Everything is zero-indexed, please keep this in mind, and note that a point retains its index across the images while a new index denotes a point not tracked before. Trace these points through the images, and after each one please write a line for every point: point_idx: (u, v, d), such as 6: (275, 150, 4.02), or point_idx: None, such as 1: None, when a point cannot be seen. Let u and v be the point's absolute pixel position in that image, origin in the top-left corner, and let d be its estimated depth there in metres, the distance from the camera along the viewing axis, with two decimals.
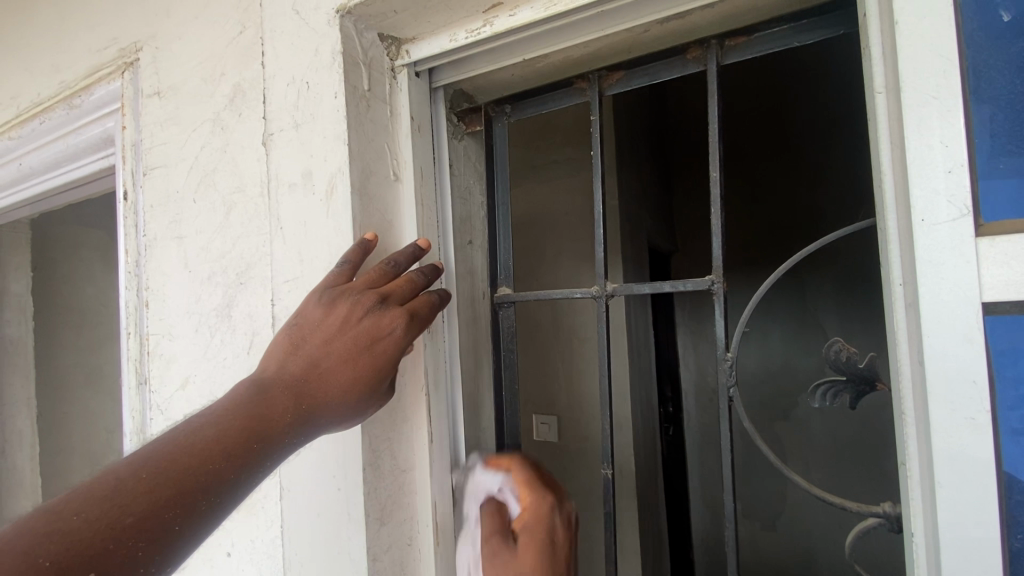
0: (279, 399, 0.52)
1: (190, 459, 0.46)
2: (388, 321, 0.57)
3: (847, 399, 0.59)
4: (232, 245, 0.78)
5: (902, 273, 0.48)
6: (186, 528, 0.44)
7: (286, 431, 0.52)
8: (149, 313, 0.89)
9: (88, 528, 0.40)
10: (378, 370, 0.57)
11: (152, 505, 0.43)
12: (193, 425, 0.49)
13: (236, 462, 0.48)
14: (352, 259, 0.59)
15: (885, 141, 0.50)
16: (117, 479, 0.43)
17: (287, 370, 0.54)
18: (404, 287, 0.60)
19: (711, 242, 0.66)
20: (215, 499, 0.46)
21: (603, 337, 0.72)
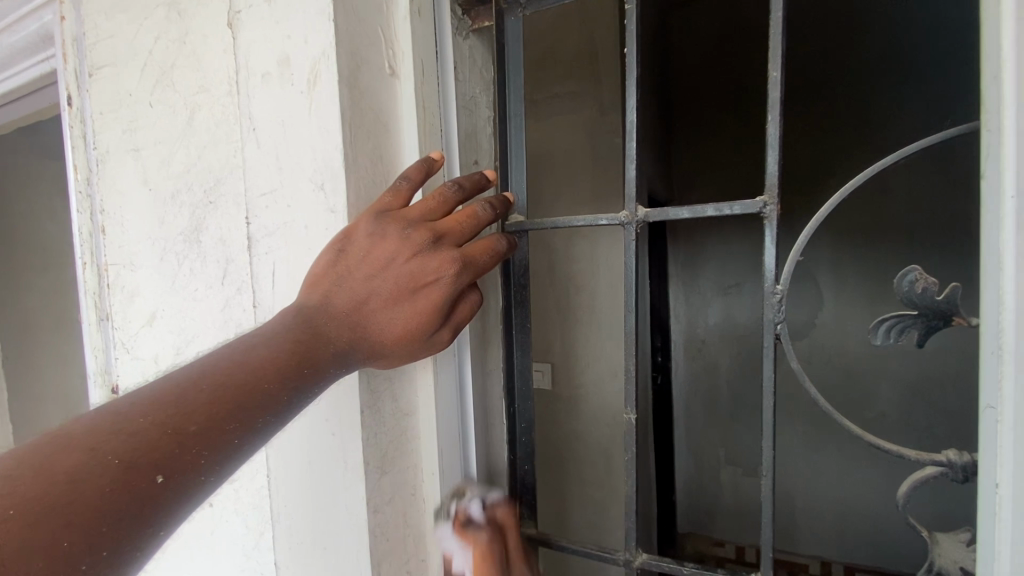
0: (333, 324, 0.48)
1: (250, 374, 0.42)
2: (437, 267, 0.50)
3: (915, 337, 0.52)
4: (198, 158, 0.66)
5: (1018, 182, 0.40)
6: (248, 443, 0.41)
7: (340, 358, 0.47)
8: (107, 240, 0.77)
9: (152, 430, 0.37)
10: (428, 319, 0.51)
11: (212, 415, 0.40)
12: (247, 340, 0.45)
13: (294, 382, 0.44)
14: (411, 178, 0.51)
15: (1009, 13, 0.40)
16: (177, 387, 0.40)
17: (340, 296, 0.49)
18: (462, 226, 0.52)
19: (766, 157, 0.57)
20: (273, 418, 0.43)
21: (632, 270, 0.63)
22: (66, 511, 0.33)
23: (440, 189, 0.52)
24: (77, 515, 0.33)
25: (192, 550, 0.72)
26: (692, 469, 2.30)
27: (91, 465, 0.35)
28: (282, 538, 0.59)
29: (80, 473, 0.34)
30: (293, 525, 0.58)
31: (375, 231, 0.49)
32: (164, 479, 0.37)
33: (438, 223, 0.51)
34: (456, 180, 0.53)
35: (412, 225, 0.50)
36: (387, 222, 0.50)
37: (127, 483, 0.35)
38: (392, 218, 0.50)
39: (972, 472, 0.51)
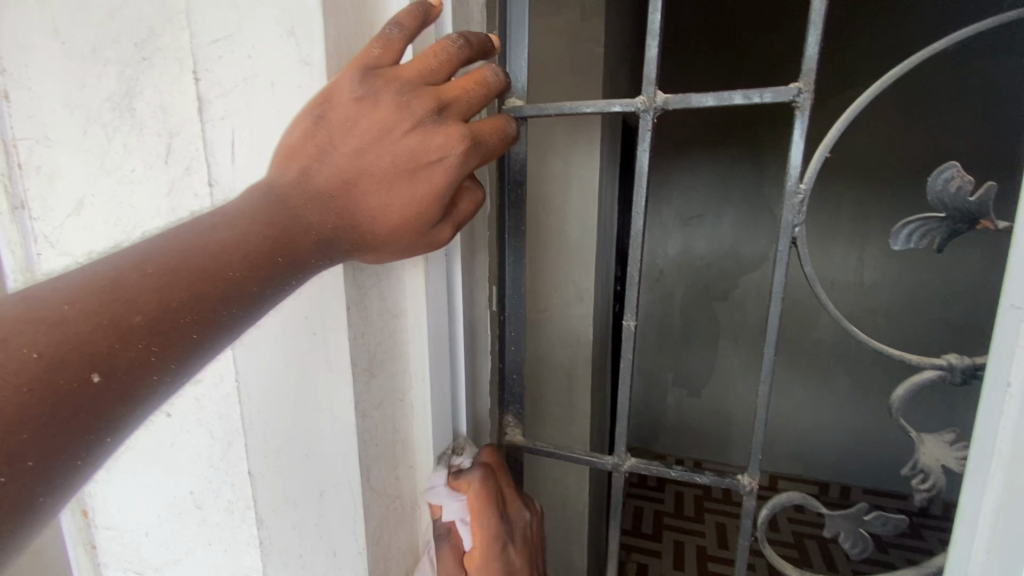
0: (310, 207, 0.40)
1: (207, 259, 0.35)
2: (443, 143, 0.42)
3: (936, 241, 0.50)
4: (125, 0, 0.53)
5: None
6: (210, 341, 0.34)
7: (321, 248, 0.40)
8: (11, 108, 0.63)
9: (84, 321, 0.30)
10: (431, 210, 0.43)
11: (160, 307, 0.32)
12: (203, 223, 0.37)
13: (265, 272, 0.37)
14: (403, 27, 0.41)
15: None
16: (115, 272, 0.33)
17: (318, 175, 0.40)
18: (468, 95, 0.43)
19: (808, 35, 0.50)
20: (240, 312, 0.36)
21: (645, 163, 0.57)
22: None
23: (441, 42, 0.42)
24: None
25: (146, 462, 0.67)
26: (642, 388, 2.39)
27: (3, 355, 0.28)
28: (253, 446, 0.54)
29: None
30: (268, 434, 0.53)
31: (362, 93, 0.40)
32: (104, 379, 0.30)
33: (441, 89, 0.42)
34: (461, 34, 0.43)
35: (409, 89, 0.41)
36: (378, 83, 0.40)
37: (54, 383, 0.28)
38: (383, 77, 0.41)
39: (972, 375, 0.51)
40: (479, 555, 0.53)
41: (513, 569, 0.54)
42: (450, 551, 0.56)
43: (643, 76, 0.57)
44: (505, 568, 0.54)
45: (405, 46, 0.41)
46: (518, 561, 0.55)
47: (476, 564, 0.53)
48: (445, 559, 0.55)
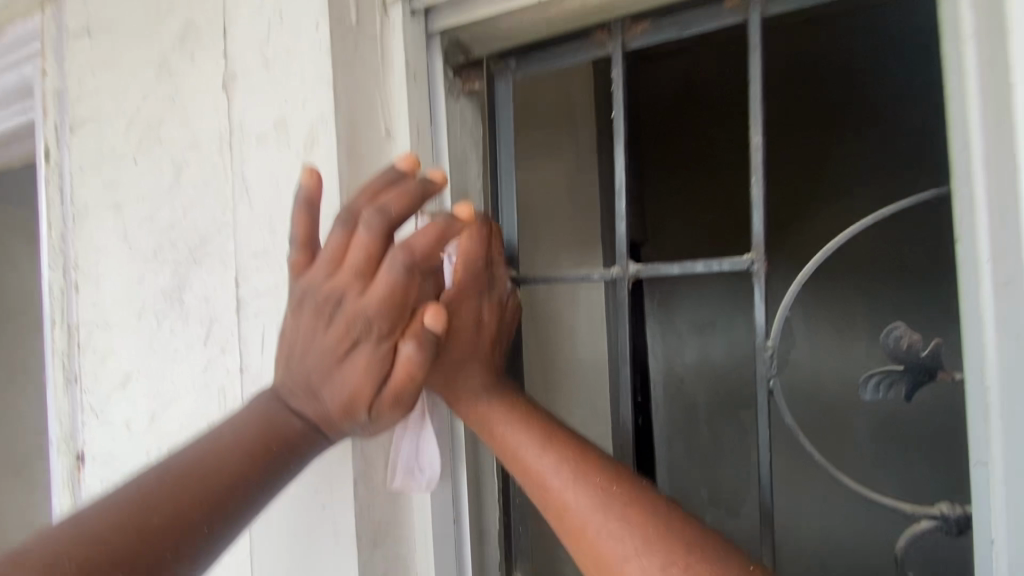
0: (294, 405, 0.48)
1: (216, 463, 0.44)
2: (348, 329, 0.45)
3: (902, 391, 0.54)
4: (184, 215, 0.65)
5: (992, 250, 0.43)
6: (217, 532, 0.42)
7: (306, 437, 0.48)
8: (79, 298, 0.74)
9: (116, 530, 0.39)
10: (364, 384, 0.47)
11: (175, 513, 0.41)
12: (214, 434, 0.46)
13: (261, 464, 0.45)
14: (300, 236, 0.45)
15: (974, 92, 0.43)
16: (143, 486, 0.42)
17: (296, 376, 0.48)
18: (353, 269, 0.44)
19: (752, 216, 0.58)
20: (243, 503, 0.44)
21: (625, 322, 0.66)
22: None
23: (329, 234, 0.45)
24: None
25: None
26: None
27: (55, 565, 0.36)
28: None
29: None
30: None
31: (340, 291, 0.44)
32: None
33: (335, 275, 0.45)
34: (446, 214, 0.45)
35: (315, 290, 0.45)
36: (355, 281, 0.44)
37: None
38: (359, 273, 0.44)
39: (966, 525, 0.51)
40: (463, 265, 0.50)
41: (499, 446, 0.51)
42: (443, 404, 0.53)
43: (616, 250, 0.66)
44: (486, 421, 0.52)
45: (310, 250, 0.46)
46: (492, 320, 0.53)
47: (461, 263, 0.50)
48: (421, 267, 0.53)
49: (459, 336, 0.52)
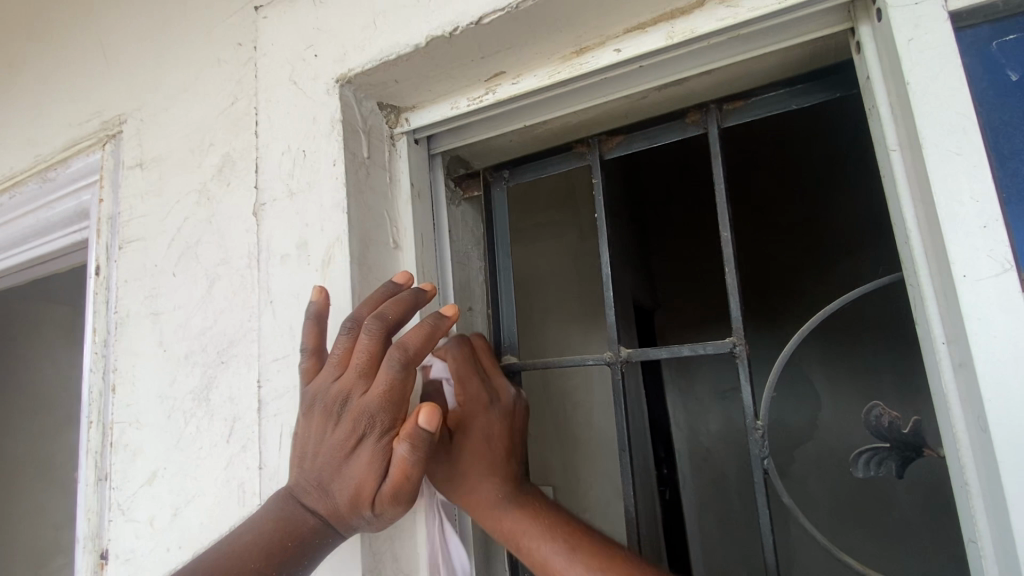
0: (307, 499, 0.50)
1: (231, 566, 0.48)
2: (353, 423, 0.49)
3: (893, 467, 0.55)
4: (214, 321, 0.72)
5: (946, 332, 0.46)
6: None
7: (319, 530, 0.50)
8: (115, 399, 0.80)
9: None
10: (367, 473, 0.49)
11: None
12: (238, 534, 0.50)
13: (275, 562, 0.48)
14: (312, 349, 0.53)
15: (906, 193, 0.49)
16: None
17: (306, 474, 0.50)
18: (354, 370, 0.49)
19: (729, 302, 0.63)
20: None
21: (621, 404, 0.70)
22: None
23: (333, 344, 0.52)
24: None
25: None
26: None
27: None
28: None
29: None
30: None
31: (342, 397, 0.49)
32: None
33: (338, 380, 0.50)
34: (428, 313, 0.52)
35: (323, 393, 0.50)
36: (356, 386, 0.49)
37: None
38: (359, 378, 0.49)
39: None
40: (464, 403, 0.58)
41: (496, 445, 0.58)
42: (438, 417, 0.59)
43: (608, 334, 0.72)
44: (486, 431, 0.58)
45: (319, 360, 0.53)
46: (500, 431, 0.58)
47: (463, 413, 0.58)
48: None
49: (467, 449, 0.57)
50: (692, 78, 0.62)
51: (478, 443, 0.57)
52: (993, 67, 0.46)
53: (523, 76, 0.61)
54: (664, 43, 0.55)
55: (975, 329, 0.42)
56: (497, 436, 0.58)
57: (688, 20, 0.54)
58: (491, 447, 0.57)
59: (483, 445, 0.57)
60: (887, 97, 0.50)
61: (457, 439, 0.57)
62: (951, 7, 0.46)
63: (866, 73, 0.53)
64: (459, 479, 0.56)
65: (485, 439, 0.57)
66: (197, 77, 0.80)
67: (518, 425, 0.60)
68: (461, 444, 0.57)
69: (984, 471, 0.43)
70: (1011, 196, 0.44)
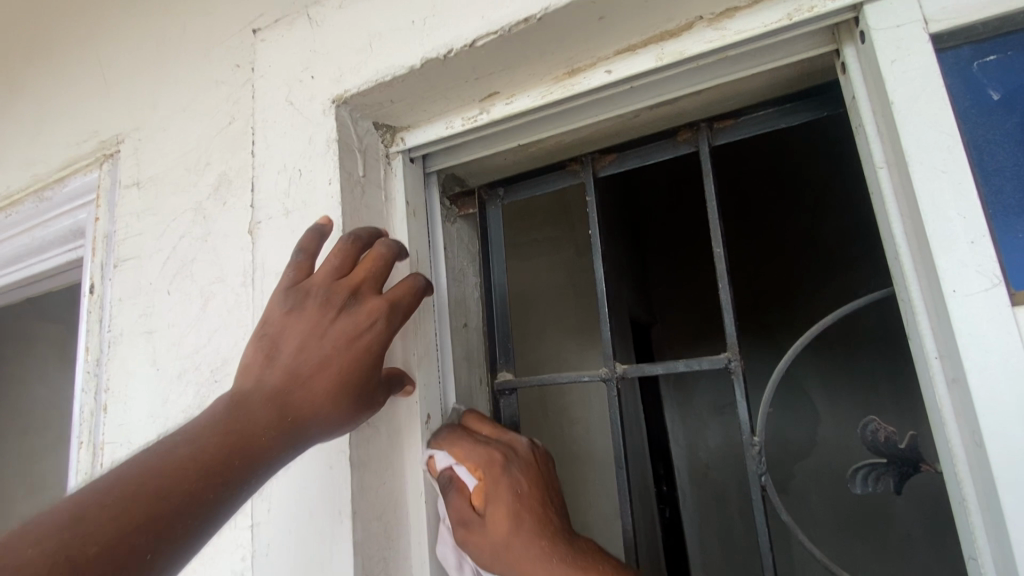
0: (261, 409, 0.45)
1: (165, 478, 0.39)
2: (369, 316, 0.52)
3: (891, 484, 0.55)
4: (208, 340, 0.71)
5: (938, 346, 0.46)
6: (160, 559, 0.37)
7: (277, 444, 0.45)
8: (107, 418, 0.79)
9: (44, 561, 0.33)
10: (361, 373, 0.51)
11: (117, 533, 0.36)
12: (165, 443, 0.41)
13: (222, 478, 0.41)
14: (306, 250, 0.54)
15: (894, 210, 0.49)
16: (78, 507, 0.36)
17: (268, 378, 0.48)
18: (370, 273, 0.53)
19: (724, 317, 0.63)
20: (195, 525, 0.39)
21: (617, 422, 0.70)
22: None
23: (336, 247, 0.54)
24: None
25: None
26: None
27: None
28: None
29: None
30: None
31: (339, 307, 0.51)
32: None
33: (346, 279, 0.53)
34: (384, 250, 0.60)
35: (327, 289, 0.52)
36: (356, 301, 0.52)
37: None
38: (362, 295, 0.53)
39: None
40: (485, 478, 0.56)
41: (524, 503, 0.55)
42: (460, 500, 0.55)
43: (604, 350, 0.72)
44: (514, 492, 0.55)
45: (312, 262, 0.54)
46: (528, 489, 0.56)
47: (487, 497, 0.55)
48: (454, 508, 0.55)
49: (497, 525, 0.54)
50: (682, 98, 0.63)
51: (509, 504, 0.54)
52: (975, 87, 0.47)
53: (516, 96, 0.62)
54: (654, 64, 0.56)
55: (966, 344, 0.42)
56: (525, 492, 0.56)
57: (678, 42, 0.55)
58: (520, 516, 0.54)
59: (511, 507, 0.54)
60: (873, 116, 0.52)
61: (487, 519, 0.54)
62: (931, 29, 0.47)
63: (851, 93, 0.54)
64: (506, 553, 0.52)
65: (514, 505, 0.54)
66: (196, 97, 0.81)
67: (544, 476, 0.60)
68: (493, 518, 0.54)
69: (983, 486, 0.43)
70: (997, 213, 0.44)
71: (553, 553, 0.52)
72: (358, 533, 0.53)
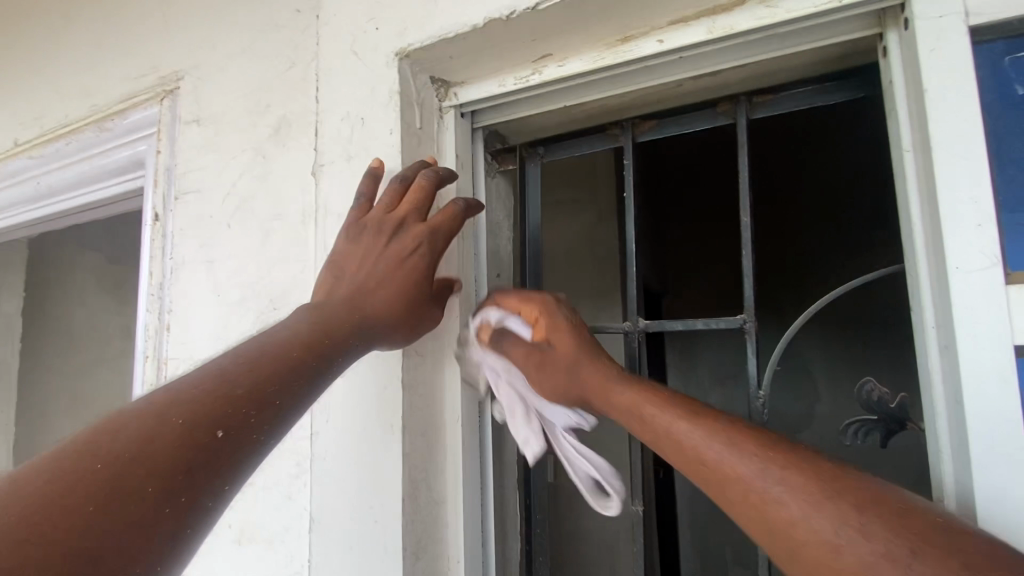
0: (340, 310, 0.56)
1: (278, 351, 0.49)
2: (413, 239, 0.59)
3: (878, 438, 0.61)
4: (268, 271, 0.78)
5: (936, 317, 0.52)
6: (286, 403, 0.47)
7: (353, 337, 0.55)
8: (170, 336, 0.88)
9: (207, 395, 0.44)
10: (416, 290, 0.60)
11: (252, 382, 0.46)
12: (268, 332, 0.52)
13: (317, 354, 0.51)
14: (365, 190, 0.62)
15: (915, 192, 0.54)
16: (219, 367, 0.47)
17: (336, 294, 0.57)
18: (414, 203, 0.60)
19: (743, 282, 0.69)
20: (306, 386, 0.49)
21: (636, 369, 0.77)
22: (145, 464, 0.39)
23: (387, 186, 0.62)
24: (151, 472, 0.39)
25: None
26: None
27: (159, 433, 0.41)
28: None
29: (152, 435, 0.40)
30: None
31: (390, 240, 0.60)
32: (224, 432, 0.43)
33: (394, 211, 0.61)
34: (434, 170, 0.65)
35: (380, 221, 0.60)
36: (405, 233, 0.60)
37: (190, 438, 0.41)
38: (408, 226, 0.60)
39: None
40: (538, 311, 0.61)
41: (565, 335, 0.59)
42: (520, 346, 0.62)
43: (628, 306, 0.79)
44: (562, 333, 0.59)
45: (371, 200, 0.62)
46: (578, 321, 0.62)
47: (548, 330, 0.60)
48: (518, 351, 0.62)
49: (561, 350, 0.59)
50: (725, 72, 0.66)
51: (561, 330, 0.60)
52: (1005, 80, 0.50)
53: (568, 59, 0.66)
54: (704, 37, 0.59)
55: (962, 316, 0.47)
56: (568, 330, 0.59)
57: (729, 17, 0.58)
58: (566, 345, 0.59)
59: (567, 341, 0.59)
60: (906, 101, 0.55)
61: (552, 347, 0.59)
62: (972, 22, 0.50)
63: (889, 77, 0.57)
64: (578, 391, 0.58)
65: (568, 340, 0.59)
66: (256, 40, 0.84)
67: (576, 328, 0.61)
68: (557, 342, 0.59)
69: (957, 441, 0.49)
70: (1006, 200, 0.49)
71: (612, 377, 0.55)
72: (406, 444, 0.61)
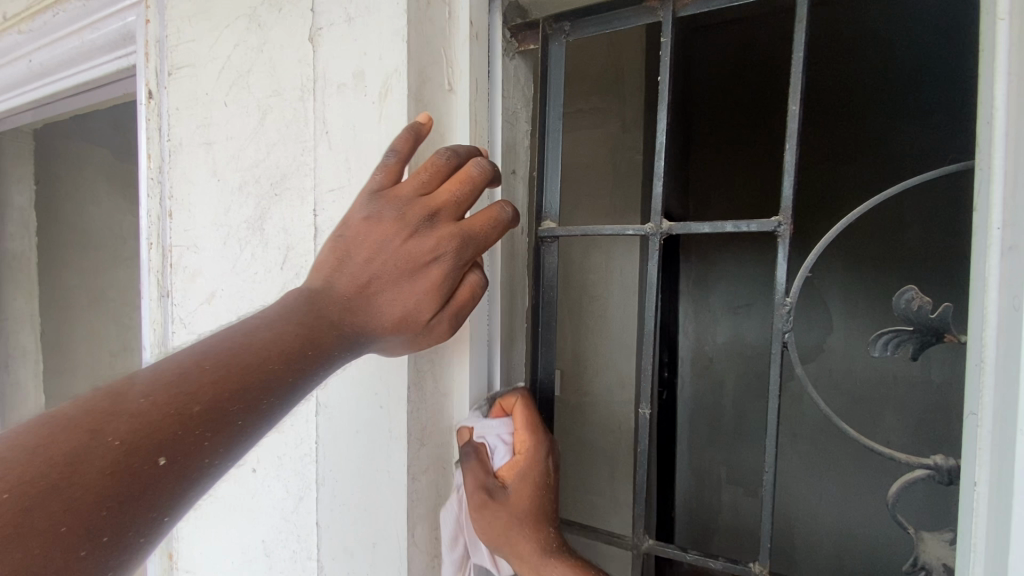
0: (327, 309, 0.50)
1: (249, 360, 0.45)
2: (437, 245, 0.52)
3: (910, 350, 0.57)
4: (267, 153, 0.73)
5: (1004, 216, 0.46)
6: (246, 427, 0.43)
7: (336, 343, 0.50)
8: (173, 223, 0.85)
9: (157, 411, 0.40)
10: (427, 297, 0.53)
11: (215, 399, 0.42)
12: (248, 326, 0.48)
13: (293, 364, 0.47)
14: (398, 150, 0.52)
15: (1003, 68, 0.46)
16: (181, 369, 0.43)
17: (337, 285, 0.51)
18: (455, 199, 0.53)
19: (783, 181, 0.62)
20: (275, 402, 0.45)
21: (654, 276, 0.72)
22: (65, 495, 0.35)
23: (432, 157, 0.53)
24: (73, 503, 0.35)
25: (228, 508, 0.80)
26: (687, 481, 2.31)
27: (91, 453, 0.37)
28: (327, 498, 0.67)
29: (84, 454, 0.37)
30: (339, 487, 0.66)
31: (413, 230, 0.52)
32: (169, 459, 0.39)
33: (430, 197, 0.53)
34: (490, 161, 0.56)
35: (407, 204, 0.52)
36: (436, 232, 0.52)
37: (130, 463, 0.38)
38: (440, 225, 0.52)
39: (956, 476, 0.56)
40: (525, 458, 0.60)
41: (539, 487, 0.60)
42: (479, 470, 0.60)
43: (651, 207, 0.72)
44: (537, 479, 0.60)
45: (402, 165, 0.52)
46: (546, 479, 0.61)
47: (512, 478, 0.60)
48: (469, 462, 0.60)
49: (518, 496, 0.59)
50: None
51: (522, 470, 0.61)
52: None
53: None
54: None
55: None
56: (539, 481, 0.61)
57: None
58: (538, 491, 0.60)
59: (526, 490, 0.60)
60: None
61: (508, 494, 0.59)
62: None
63: None
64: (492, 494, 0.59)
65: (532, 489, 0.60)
66: None
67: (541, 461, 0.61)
68: (513, 495, 0.59)
69: (1008, 349, 0.45)
70: None
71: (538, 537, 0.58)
72: None
